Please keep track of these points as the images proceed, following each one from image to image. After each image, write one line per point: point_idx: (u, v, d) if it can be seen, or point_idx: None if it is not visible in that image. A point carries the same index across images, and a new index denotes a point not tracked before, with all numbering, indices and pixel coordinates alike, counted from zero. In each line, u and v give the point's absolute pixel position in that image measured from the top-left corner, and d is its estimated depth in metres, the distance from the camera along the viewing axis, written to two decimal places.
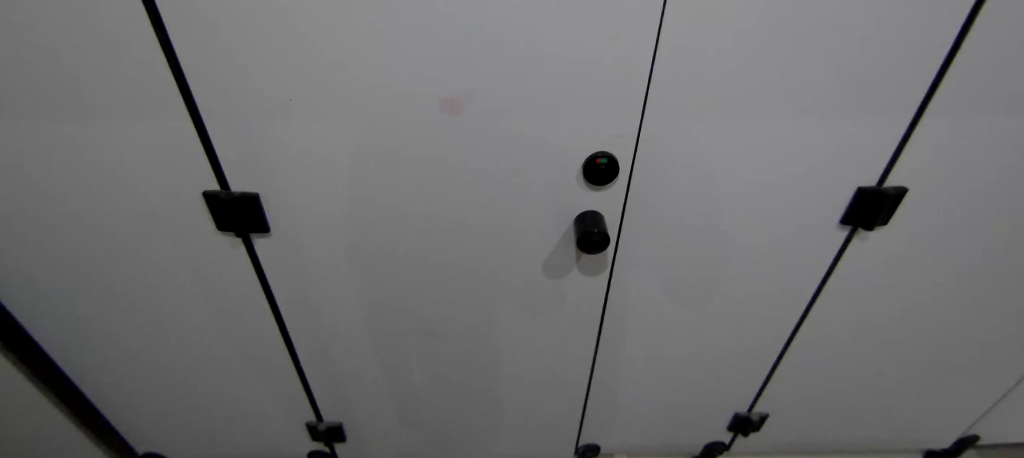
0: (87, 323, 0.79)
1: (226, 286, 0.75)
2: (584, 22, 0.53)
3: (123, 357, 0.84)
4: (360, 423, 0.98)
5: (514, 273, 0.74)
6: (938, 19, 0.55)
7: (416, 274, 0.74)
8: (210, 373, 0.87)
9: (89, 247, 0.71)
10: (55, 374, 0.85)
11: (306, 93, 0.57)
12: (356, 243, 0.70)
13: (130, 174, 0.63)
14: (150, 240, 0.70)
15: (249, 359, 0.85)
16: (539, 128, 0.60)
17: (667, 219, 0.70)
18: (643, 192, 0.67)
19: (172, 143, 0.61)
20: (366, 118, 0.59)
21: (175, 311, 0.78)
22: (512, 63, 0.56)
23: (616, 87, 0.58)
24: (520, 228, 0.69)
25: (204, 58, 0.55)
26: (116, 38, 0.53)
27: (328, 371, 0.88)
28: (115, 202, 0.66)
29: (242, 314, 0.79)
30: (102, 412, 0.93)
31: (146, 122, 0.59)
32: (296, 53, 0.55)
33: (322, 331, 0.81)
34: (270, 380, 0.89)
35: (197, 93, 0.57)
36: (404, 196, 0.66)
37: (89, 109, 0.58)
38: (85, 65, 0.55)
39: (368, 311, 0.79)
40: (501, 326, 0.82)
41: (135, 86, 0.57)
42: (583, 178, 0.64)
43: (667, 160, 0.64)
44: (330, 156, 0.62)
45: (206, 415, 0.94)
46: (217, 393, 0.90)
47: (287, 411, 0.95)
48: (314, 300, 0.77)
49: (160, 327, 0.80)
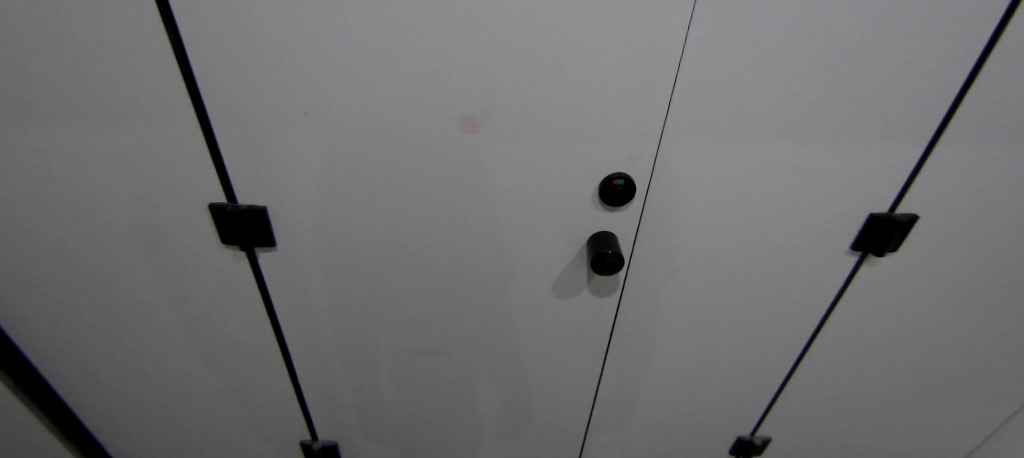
0: (80, 336, 0.77)
1: (226, 300, 0.73)
2: (605, 41, 0.54)
3: (114, 369, 0.81)
4: (357, 442, 0.95)
5: (523, 291, 0.73)
6: (952, 51, 0.56)
7: (423, 290, 0.73)
8: (205, 388, 0.85)
9: (88, 256, 0.69)
10: (44, 389, 0.82)
11: (323, 108, 0.57)
12: (363, 257, 0.69)
13: (137, 184, 0.62)
14: (154, 250, 0.68)
15: (245, 374, 0.83)
16: (555, 146, 0.60)
17: (679, 239, 0.70)
18: (656, 213, 0.67)
19: (182, 154, 0.60)
20: (381, 131, 0.59)
21: (173, 324, 0.76)
22: (532, 78, 0.56)
23: (633, 108, 0.58)
24: (531, 246, 0.69)
25: (219, 69, 0.54)
26: (133, 47, 0.53)
27: (326, 389, 0.85)
28: (119, 212, 0.65)
29: (240, 330, 0.77)
30: (88, 428, 0.89)
31: (156, 132, 0.58)
32: (317, 65, 0.54)
33: (322, 347, 0.79)
34: (266, 397, 0.86)
35: (208, 103, 0.57)
36: (415, 211, 0.65)
37: (100, 121, 0.58)
38: (100, 73, 0.55)
39: (371, 328, 0.77)
40: (507, 345, 0.80)
41: (147, 97, 0.56)
42: (599, 198, 0.64)
43: (679, 182, 0.64)
44: (343, 171, 0.61)
45: (200, 432, 0.91)
46: (211, 408, 0.88)
47: (282, 429, 0.92)
48: (316, 315, 0.75)
49: (154, 340, 0.78)
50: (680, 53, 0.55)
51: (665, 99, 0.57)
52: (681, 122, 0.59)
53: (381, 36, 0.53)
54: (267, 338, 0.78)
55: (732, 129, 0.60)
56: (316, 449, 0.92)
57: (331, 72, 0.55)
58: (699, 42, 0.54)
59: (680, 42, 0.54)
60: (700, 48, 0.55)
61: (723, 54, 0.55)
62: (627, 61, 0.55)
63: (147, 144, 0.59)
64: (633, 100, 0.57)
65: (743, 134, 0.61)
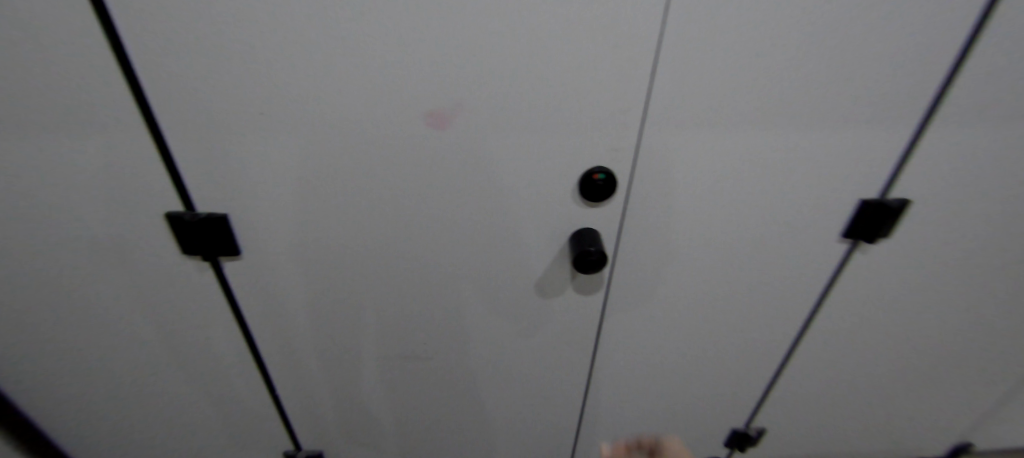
0: (33, 364, 0.71)
1: (193, 315, 0.69)
2: (593, 30, 0.51)
3: (76, 394, 0.76)
4: (344, 450, 0.93)
5: (506, 292, 0.71)
6: (942, 29, 0.54)
7: (403, 294, 0.70)
8: (177, 406, 0.81)
9: (30, 280, 0.63)
10: (9, 419, 0.77)
11: (279, 108, 0.53)
12: (338, 263, 0.66)
13: (76, 200, 0.57)
14: (104, 268, 0.63)
15: (221, 389, 0.80)
16: (539, 142, 0.57)
17: (665, 234, 0.67)
18: (640, 207, 0.64)
19: (125, 164, 0.54)
20: (345, 131, 0.55)
21: (136, 345, 0.72)
22: (506, 69, 0.53)
23: (622, 100, 0.55)
24: (516, 245, 0.66)
25: (157, 69, 0.49)
26: (52, 46, 0.47)
27: (310, 399, 0.83)
28: (58, 232, 0.59)
29: (212, 345, 0.73)
30: (55, 453, 0.85)
31: (90, 142, 0.53)
32: (268, 60, 0.50)
33: (302, 356, 0.76)
34: (245, 410, 0.83)
35: (149, 107, 0.51)
36: (394, 215, 0.62)
37: (23, 132, 0.51)
38: (16, 78, 0.48)
39: (352, 335, 0.74)
40: (495, 347, 0.79)
41: (75, 102, 0.50)
42: (580, 194, 0.62)
43: (668, 175, 0.62)
44: (308, 175, 0.58)
45: (176, 450, 0.88)
46: (186, 425, 0.84)
47: (264, 442, 0.89)
48: (294, 323, 0.72)
49: (117, 362, 0.73)
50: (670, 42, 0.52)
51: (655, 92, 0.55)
52: (672, 115, 0.57)
53: (338, 27, 0.49)
54: (244, 350, 0.75)
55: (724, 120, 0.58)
56: None
57: (286, 69, 0.50)
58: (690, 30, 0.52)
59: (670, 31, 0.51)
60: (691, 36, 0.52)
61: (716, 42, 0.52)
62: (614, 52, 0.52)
63: (79, 154, 0.53)
64: (621, 93, 0.54)
65: (735, 124, 0.58)
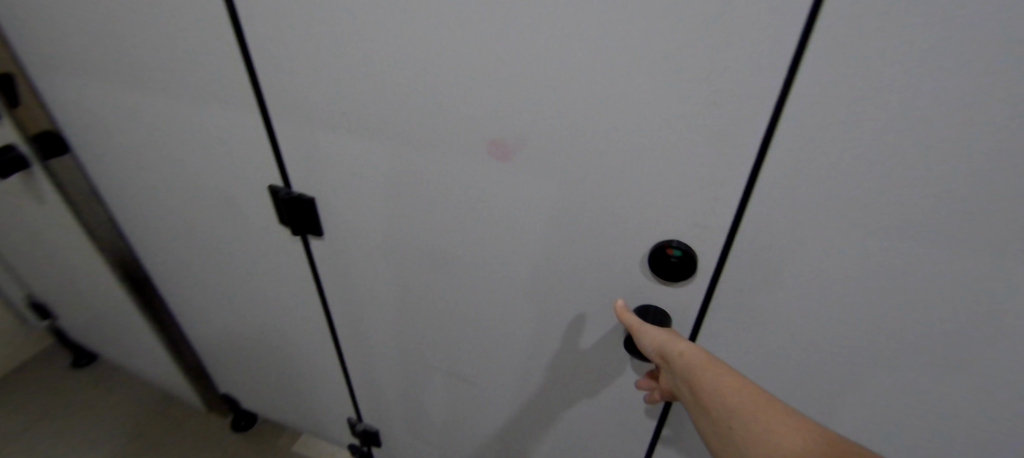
0: (184, 290, 0.93)
1: (276, 286, 0.78)
2: (754, 93, 0.34)
3: (210, 320, 0.97)
4: (394, 436, 0.98)
5: (551, 354, 0.63)
6: None
7: (449, 323, 0.68)
8: (271, 353, 0.96)
9: (176, 233, 0.80)
10: (171, 326, 1.03)
11: (334, 121, 0.52)
12: (389, 275, 0.66)
13: (196, 178, 0.67)
14: (216, 234, 0.75)
15: (299, 350, 0.91)
16: (639, 213, 0.44)
17: (769, 358, 0.49)
18: (728, 307, 0.47)
19: (224, 151, 0.61)
20: (395, 152, 0.52)
21: (239, 298, 0.86)
22: (557, 108, 0.41)
23: (772, 192, 0.38)
24: (565, 313, 0.57)
25: (233, 73, 0.52)
26: (165, 51, 0.54)
27: (369, 383, 0.88)
28: (189, 201, 0.72)
29: (290, 314, 0.83)
30: (200, 358, 1.11)
31: (200, 132, 0.61)
32: (318, 73, 0.48)
33: (364, 346, 0.81)
34: (318, 373, 0.94)
35: (232, 106, 0.56)
36: (463, 246, 0.57)
37: (160, 120, 0.62)
38: (150, 75, 0.58)
39: (404, 342, 0.75)
40: (545, 405, 0.70)
41: (186, 98, 0.58)
42: (648, 267, 0.48)
43: (797, 294, 0.43)
44: (364, 188, 0.57)
45: (274, 383, 1.05)
46: (280, 369, 0.99)
47: (333, 403, 1.00)
48: (360, 317, 0.75)
49: (229, 307, 0.89)
50: (886, 125, 0.32)
51: (832, 191, 0.36)
52: (853, 226, 0.37)
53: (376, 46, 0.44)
54: (315, 326, 0.82)
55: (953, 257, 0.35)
56: (358, 430, 0.98)
57: (334, 82, 0.48)
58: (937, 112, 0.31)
59: (893, 108, 0.31)
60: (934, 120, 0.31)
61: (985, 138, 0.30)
62: (781, 126, 0.35)
63: (194, 142, 0.62)
64: (775, 183, 0.38)
65: (976, 267, 0.35)
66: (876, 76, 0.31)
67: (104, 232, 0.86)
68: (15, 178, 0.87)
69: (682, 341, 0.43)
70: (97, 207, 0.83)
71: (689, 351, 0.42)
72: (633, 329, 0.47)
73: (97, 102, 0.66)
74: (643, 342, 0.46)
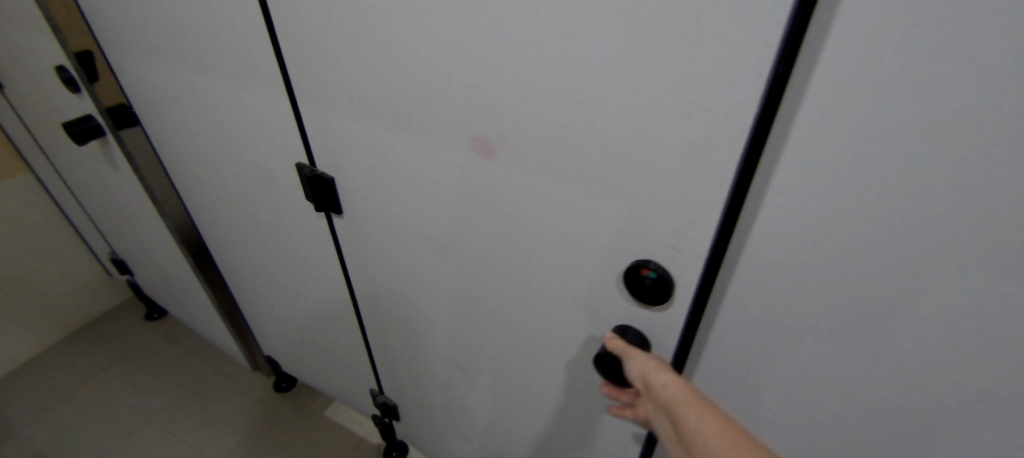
0: (233, 258, 1.02)
1: (307, 260, 0.84)
2: (735, 103, 0.30)
3: (254, 287, 1.06)
4: (410, 411, 1.03)
5: (550, 354, 0.63)
6: None
7: (455, 312, 0.69)
8: (304, 321, 1.03)
9: (227, 205, 0.88)
10: (222, 289, 1.14)
11: (348, 110, 0.54)
12: (401, 259, 0.68)
13: (242, 155, 0.74)
14: (259, 208, 0.82)
15: (327, 322, 0.97)
16: (623, 225, 0.42)
17: (764, 391, 0.45)
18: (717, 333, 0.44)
19: (263, 133, 0.67)
20: (399, 144, 0.53)
21: (278, 268, 0.93)
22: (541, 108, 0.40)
23: (760, 209, 0.35)
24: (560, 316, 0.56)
25: (267, 62, 0.56)
26: (215, 40, 0.59)
27: (387, 359, 0.93)
28: (236, 177, 0.79)
29: (319, 287, 0.89)
30: (245, 320, 1.22)
31: (244, 114, 0.67)
32: (332, 63, 0.50)
33: (382, 325, 0.85)
34: (343, 344, 1.00)
35: (267, 92, 0.60)
36: (464, 240, 0.58)
37: (213, 102, 0.69)
38: (204, 61, 0.64)
39: (417, 325, 0.78)
40: (547, 402, 0.70)
41: (232, 83, 0.63)
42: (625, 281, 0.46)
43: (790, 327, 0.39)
44: (376, 176, 0.59)
45: (306, 350, 1.14)
46: (311, 337, 1.07)
47: (357, 373, 1.07)
48: (378, 297, 0.79)
49: (270, 275, 0.98)
50: (887, 147, 0.28)
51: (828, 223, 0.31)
52: (853, 259, 0.33)
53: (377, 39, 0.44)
54: (340, 300, 0.88)
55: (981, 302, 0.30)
56: (379, 402, 1.04)
57: (345, 74, 0.50)
58: (937, 126, 0.26)
59: (891, 125, 0.27)
60: (953, 144, 0.26)
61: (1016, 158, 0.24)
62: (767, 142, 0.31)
63: (240, 123, 0.69)
64: (762, 201, 0.34)
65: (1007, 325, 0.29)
66: (876, 86, 0.26)
67: (168, 203, 0.97)
68: (101, 150, 0.99)
69: (669, 372, 0.42)
70: (164, 180, 0.94)
71: (670, 385, 0.40)
72: (624, 356, 0.46)
73: (163, 84, 0.74)
74: (630, 370, 0.45)
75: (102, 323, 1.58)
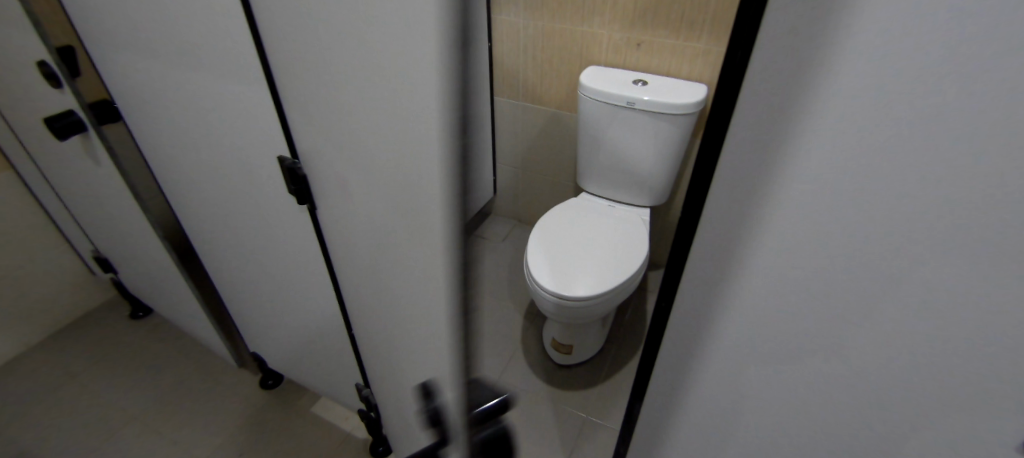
0: (214, 252, 1.02)
1: (291, 253, 0.85)
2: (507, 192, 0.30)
3: (235, 282, 1.06)
4: (388, 410, 1.02)
5: None
6: None
7: (410, 325, 0.66)
8: (288, 316, 1.03)
9: (208, 198, 0.88)
10: (206, 283, 1.14)
11: (300, 111, 0.51)
12: (366, 263, 0.66)
13: (222, 148, 0.74)
14: (240, 201, 0.82)
15: (309, 320, 0.98)
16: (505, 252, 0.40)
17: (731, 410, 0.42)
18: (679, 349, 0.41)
19: (244, 126, 0.67)
20: (348, 151, 0.49)
21: (260, 262, 0.93)
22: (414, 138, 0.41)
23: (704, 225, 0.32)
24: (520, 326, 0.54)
25: (245, 55, 0.56)
26: (195, 32, 0.60)
27: (367, 355, 0.92)
28: (216, 169, 0.79)
29: (303, 281, 0.89)
30: (228, 317, 1.22)
31: (224, 107, 0.67)
32: (283, 62, 0.48)
33: (361, 322, 0.84)
34: (328, 338, 1.01)
35: (246, 86, 0.60)
36: (406, 255, 0.54)
37: (193, 95, 0.69)
38: (182, 54, 0.64)
39: (387, 329, 0.77)
40: None
41: (213, 76, 0.64)
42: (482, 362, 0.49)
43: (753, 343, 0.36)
44: (332, 181, 0.56)
45: (292, 346, 1.14)
46: (294, 332, 1.07)
47: (342, 368, 1.07)
48: (356, 295, 0.78)
49: (252, 269, 0.98)
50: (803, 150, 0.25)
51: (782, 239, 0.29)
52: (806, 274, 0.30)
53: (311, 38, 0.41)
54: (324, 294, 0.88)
55: (961, 337, 0.27)
56: (364, 395, 1.05)
57: (295, 72, 0.48)
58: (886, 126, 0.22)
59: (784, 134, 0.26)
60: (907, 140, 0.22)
61: (999, 187, 0.21)
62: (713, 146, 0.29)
63: (220, 115, 0.69)
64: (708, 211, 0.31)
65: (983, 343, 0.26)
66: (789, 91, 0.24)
67: (152, 197, 0.96)
68: (79, 144, 0.98)
69: None
70: (145, 174, 0.94)
71: None
72: None
73: (141, 77, 0.73)
74: None
75: (87, 321, 1.56)
